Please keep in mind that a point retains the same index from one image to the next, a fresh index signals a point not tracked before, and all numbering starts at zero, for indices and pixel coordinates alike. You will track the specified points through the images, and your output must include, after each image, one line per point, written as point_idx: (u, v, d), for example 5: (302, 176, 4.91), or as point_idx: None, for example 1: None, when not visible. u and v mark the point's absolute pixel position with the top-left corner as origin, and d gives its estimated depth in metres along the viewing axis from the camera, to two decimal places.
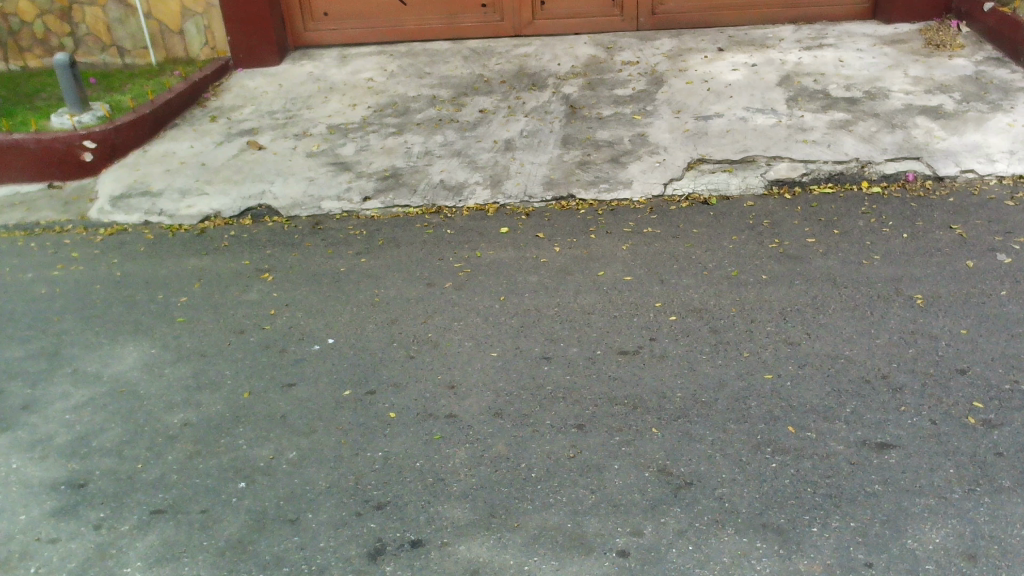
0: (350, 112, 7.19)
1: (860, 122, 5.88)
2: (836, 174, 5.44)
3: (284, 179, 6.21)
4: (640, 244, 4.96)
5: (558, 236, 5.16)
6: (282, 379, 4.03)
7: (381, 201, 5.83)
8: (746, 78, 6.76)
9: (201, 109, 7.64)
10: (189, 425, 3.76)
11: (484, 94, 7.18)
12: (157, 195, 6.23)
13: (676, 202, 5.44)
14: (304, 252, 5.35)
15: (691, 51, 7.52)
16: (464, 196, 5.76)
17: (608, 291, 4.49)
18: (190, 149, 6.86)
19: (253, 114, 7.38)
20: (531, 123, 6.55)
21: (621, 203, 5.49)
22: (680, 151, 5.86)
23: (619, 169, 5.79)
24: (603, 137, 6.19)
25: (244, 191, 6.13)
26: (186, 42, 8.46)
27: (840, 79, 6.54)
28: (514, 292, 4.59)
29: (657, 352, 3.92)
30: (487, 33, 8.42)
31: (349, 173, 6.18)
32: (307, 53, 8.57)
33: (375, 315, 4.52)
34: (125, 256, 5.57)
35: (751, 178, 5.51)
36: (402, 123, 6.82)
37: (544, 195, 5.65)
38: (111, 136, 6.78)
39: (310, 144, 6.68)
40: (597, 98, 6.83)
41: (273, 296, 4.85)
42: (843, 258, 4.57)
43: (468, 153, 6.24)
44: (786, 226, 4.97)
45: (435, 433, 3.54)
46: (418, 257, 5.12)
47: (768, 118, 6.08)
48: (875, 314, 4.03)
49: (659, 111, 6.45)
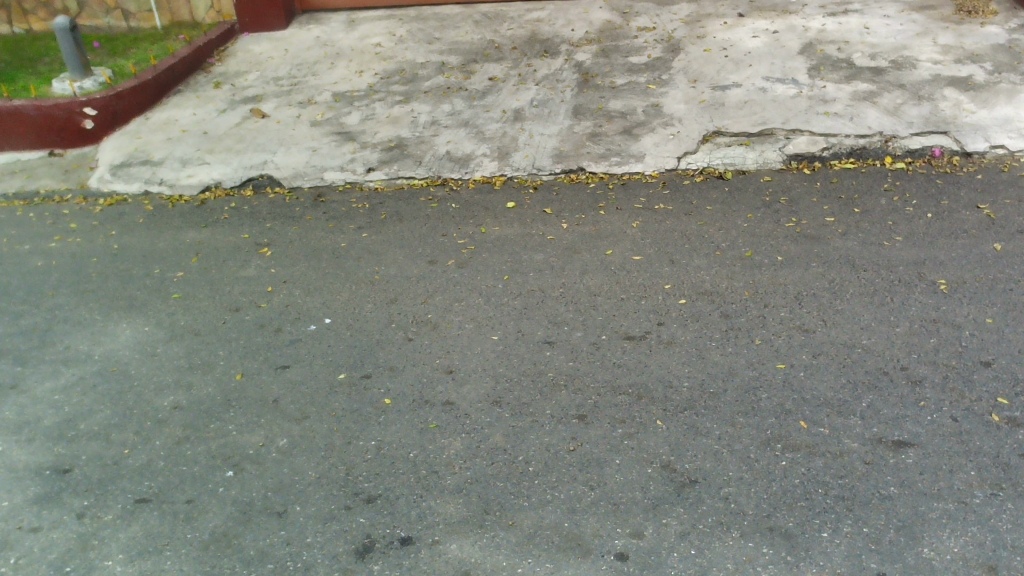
0: (356, 78, 6.99)
1: (885, 93, 5.62)
2: (857, 148, 5.20)
3: (287, 148, 6.04)
4: (651, 221, 4.77)
5: (566, 212, 4.98)
6: (276, 361, 3.90)
7: (385, 172, 5.66)
8: (767, 46, 6.48)
9: (205, 75, 7.46)
10: (179, 408, 3.65)
11: (495, 61, 6.95)
12: (158, 164, 6.09)
13: (690, 176, 5.23)
14: (304, 226, 5.21)
15: (710, 16, 7.24)
16: (470, 168, 5.58)
17: (615, 271, 4.32)
18: (193, 117, 6.70)
19: (258, 81, 7.20)
20: (542, 92, 6.32)
21: (633, 177, 5.29)
22: (695, 123, 5.64)
23: (631, 141, 5.58)
24: (616, 107, 5.96)
25: (245, 160, 5.97)
26: (191, 5, 8.33)
27: (865, 48, 6.26)
28: (518, 271, 4.43)
29: (664, 338, 3.76)
30: None
31: (353, 143, 6.00)
32: (314, 17, 8.35)
33: (374, 294, 4.38)
34: (123, 228, 5.45)
35: (769, 152, 5.28)
36: (409, 92, 6.61)
37: (552, 167, 5.46)
38: (113, 102, 6.63)
39: (314, 113, 6.50)
40: (611, 65, 6.59)
41: (271, 272, 4.71)
42: (863, 239, 4.36)
43: (476, 123, 6.03)
44: (804, 204, 4.76)
45: (431, 421, 3.41)
46: (421, 232, 4.96)
47: (789, 89, 5.83)
48: (895, 301, 3.83)
49: (674, 80, 6.21)
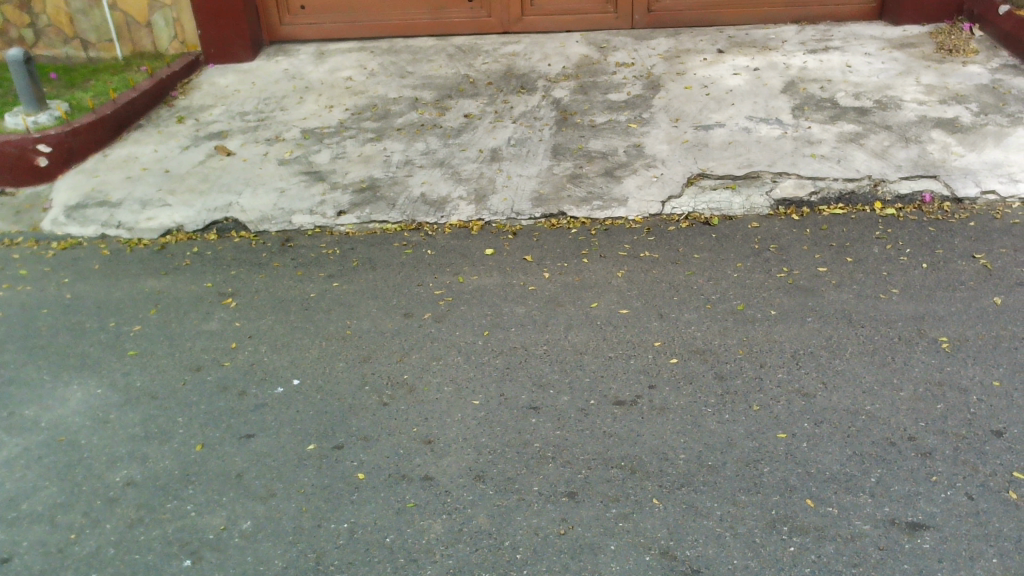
0: (326, 114, 6.75)
1: (872, 135, 5.50)
2: (846, 193, 5.06)
3: (253, 189, 5.77)
4: (636, 270, 4.58)
5: (548, 260, 4.76)
6: (240, 429, 3.62)
7: (357, 216, 5.41)
8: (749, 84, 6.36)
9: (168, 109, 7.16)
10: (133, 484, 3.35)
11: (470, 97, 6.75)
12: (115, 206, 5.78)
13: (675, 221, 5.04)
14: (271, 274, 4.94)
15: (689, 52, 7.11)
16: (446, 212, 5.35)
17: (601, 327, 4.10)
18: (154, 154, 6.40)
19: (223, 116, 6.93)
20: (520, 130, 6.13)
21: (616, 222, 5.09)
22: (679, 165, 5.46)
23: (613, 183, 5.38)
24: (596, 147, 5.78)
25: (209, 202, 5.69)
26: (154, 35, 8.02)
27: (848, 86, 6.14)
28: (498, 326, 4.19)
29: (656, 404, 3.53)
30: (475, 29, 8.01)
31: (323, 184, 5.74)
32: (283, 48, 8.10)
33: (346, 351, 4.11)
34: (77, 275, 5.13)
35: (755, 197, 5.12)
36: (381, 129, 6.38)
37: (532, 211, 5.24)
38: (68, 139, 6.30)
39: (282, 151, 6.23)
40: (589, 103, 6.42)
41: (235, 326, 4.43)
42: (858, 291, 4.19)
43: (452, 163, 5.81)
44: (795, 253, 4.59)
45: (409, 500, 3.14)
46: (396, 281, 4.71)
47: (773, 129, 5.69)
48: (897, 361, 3.65)
49: (656, 118, 6.04)
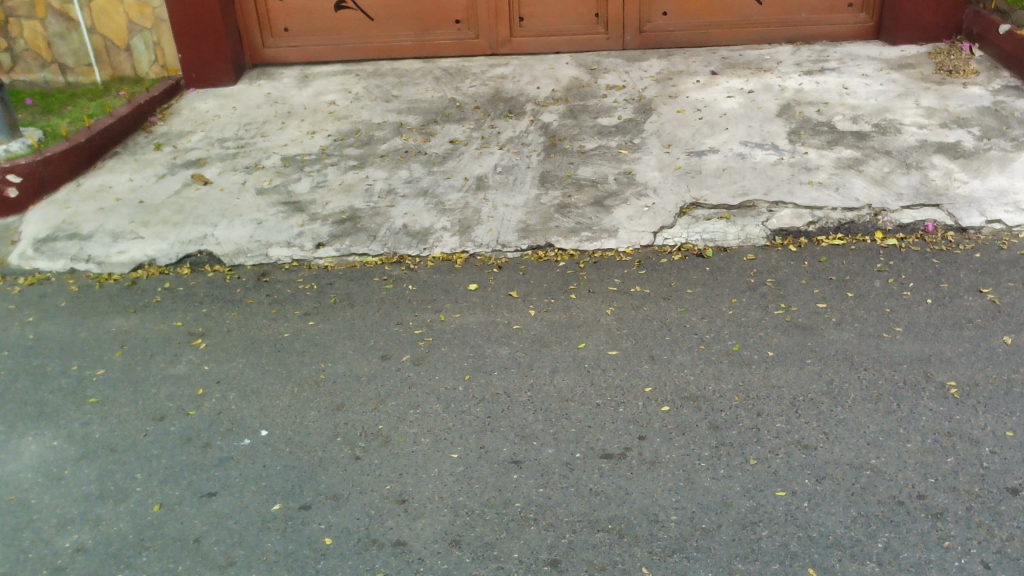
0: (308, 140, 6.54)
1: (871, 161, 5.29)
2: (845, 222, 4.85)
3: (229, 221, 5.55)
4: (626, 307, 4.36)
5: (534, 296, 4.54)
6: (202, 487, 3.38)
7: (336, 248, 5.19)
8: (743, 107, 6.16)
9: (145, 136, 6.96)
10: (83, 551, 3.12)
11: (456, 121, 6.55)
12: (86, 238, 5.55)
13: (668, 253, 4.83)
14: (244, 312, 4.71)
15: (682, 74, 6.92)
16: (429, 243, 5.13)
17: (589, 370, 3.87)
18: (129, 183, 6.18)
19: (202, 142, 6.72)
20: (506, 157, 5.92)
21: (605, 254, 4.88)
22: (671, 193, 5.25)
23: (603, 213, 5.17)
24: (586, 175, 5.56)
25: (183, 234, 5.47)
26: (133, 59, 7.83)
27: (846, 109, 5.95)
28: (480, 369, 3.96)
29: (646, 457, 3.30)
30: (462, 51, 7.83)
31: (301, 215, 5.53)
32: (266, 72, 7.91)
33: (318, 398, 3.88)
34: (42, 313, 4.91)
35: (750, 227, 4.90)
36: (364, 156, 6.18)
37: (518, 243, 5.03)
38: (39, 168, 6.09)
39: (261, 179, 6.02)
40: (579, 127, 6.22)
41: (204, 369, 4.20)
42: (860, 330, 3.97)
43: (436, 192, 5.59)
44: (792, 287, 4.37)
45: (378, 569, 2.91)
46: (374, 320, 4.49)
47: (769, 155, 5.48)
48: (903, 408, 3.42)
49: (647, 144, 5.84)
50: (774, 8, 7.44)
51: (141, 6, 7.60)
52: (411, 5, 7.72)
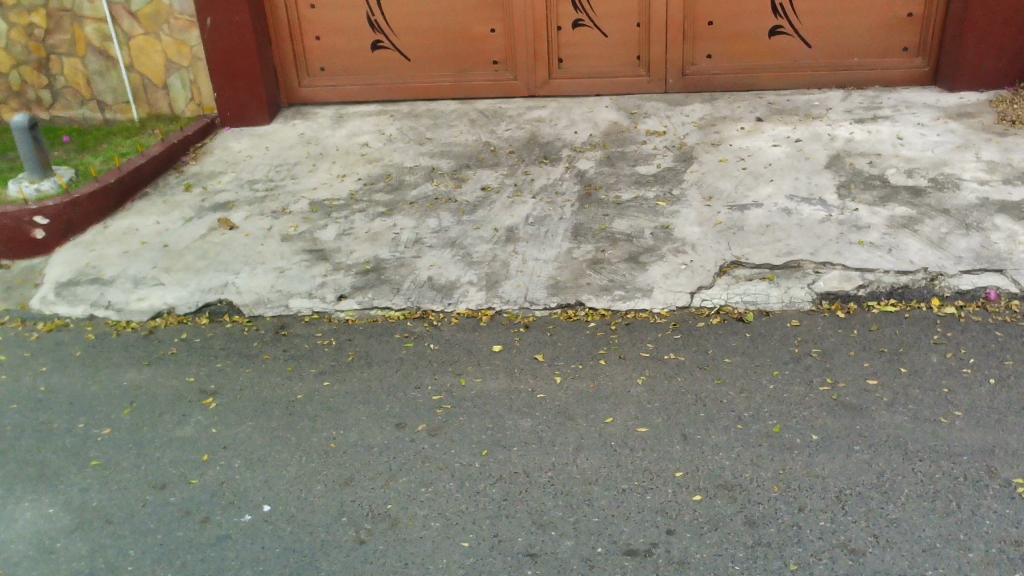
0: (337, 183, 6.40)
1: (927, 220, 4.95)
2: (899, 287, 4.52)
3: (251, 269, 5.40)
4: (659, 376, 4.08)
5: (561, 361, 4.28)
6: (195, 569, 3.17)
7: (359, 301, 5.00)
8: (790, 157, 5.86)
9: (177, 176, 6.88)
10: None
11: (490, 167, 6.35)
12: (107, 283, 5.45)
13: (705, 315, 4.54)
14: (259, 368, 4.53)
15: (726, 120, 6.65)
16: (454, 298, 4.91)
17: (616, 449, 3.59)
18: (155, 226, 6.09)
19: (232, 184, 6.63)
20: (539, 207, 5.69)
21: (639, 315, 4.61)
22: (711, 250, 4.96)
23: (638, 270, 4.90)
24: (621, 228, 5.30)
25: (204, 282, 5.33)
26: (170, 97, 7.81)
27: (900, 162, 5.62)
28: (499, 443, 3.70)
29: (674, 557, 3.00)
30: (499, 92, 7.66)
31: (325, 264, 5.35)
32: (301, 111, 7.82)
33: (326, 469, 3.66)
34: (56, 363, 4.78)
35: (795, 290, 4.59)
36: (393, 202, 6.00)
37: (547, 301, 4.78)
38: (67, 210, 6.01)
39: (287, 225, 5.87)
40: (616, 175, 5.97)
41: (211, 432, 4.01)
42: (915, 413, 3.62)
43: (464, 244, 5.38)
44: (839, 360, 4.05)
45: None
46: (392, 382, 4.26)
47: (816, 211, 5.17)
48: (964, 509, 3.08)
49: (687, 195, 5.57)
50: (823, 52, 7.15)
51: (178, 44, 7.58)
52: (449, 46, 7.59)
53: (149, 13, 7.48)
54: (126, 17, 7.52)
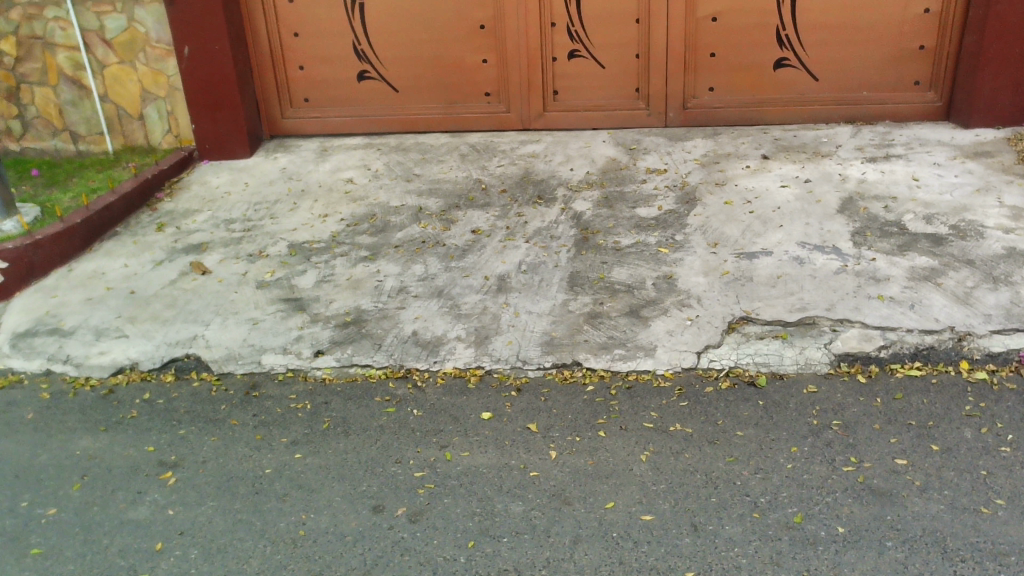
0: (319, 224, 6.03)
1: (951, 272, 4.59)
2: (923, 348, 4.16)
3: (223, 320, 5.02)
4: (665, 451, 3.69)
5: (556, 432, 3.90)
6: None
7: (338, 357, 4.62)
8: (799, 199, 5.51)
9: (149, 213, 6.50)
10: None
11: (480, 207, 5.99)
12: (67, 334, 5.04)
13: (714, 378, 4.16)
14: (225, 436, 4.13)
15: (730, 157, 6.31)
16: (440, 356, 4.53)
17: (618, 542, 3.20)
18: (123, 269, 5.70)
19: (207, 223, 6.25)
20: (533, 253, 5.32)
21: (640, 377, 4.23)
22: (718, 303, 4.60)
23: (639, 326, 4.52)
24: (621, 278, 4.94)
25: (171, 334, 4.94)
26: (146, 128, 7.44)
27: (917, 206, 5.27)
28: (487, 533, 3.31)
29: None
30: (492, 125, 7.32)
31: (302, 315, 4.97)
32: (283, 143, 7.47)
33: (293, 563, 3.25)
34: (5, 427, 4.37)
35: (811, 350, 4.23)
36: (377, 245, 5.63)
37: (541, 360, 4.40)
38: (28, 253, 5.61)
39: (263, 270, 5.49)
40: (614, 218, 5.61)
41: (167, 514, 3.60)
42: (951, 501, 3.25)
43: (451, 294, 5.00)
44: (863, 434, 3.68)
45: None
46: (370, 455, 3.87)
47: (830, 260, 4.82)
48: None
49: (690, 241, 5.21)
50: (831, 85, 6.84)
51: (155, 74, 7.23)
52: (439, 76, 7.25)
53: (124, 40, 7.13)
54: (100, 45, 7.17)
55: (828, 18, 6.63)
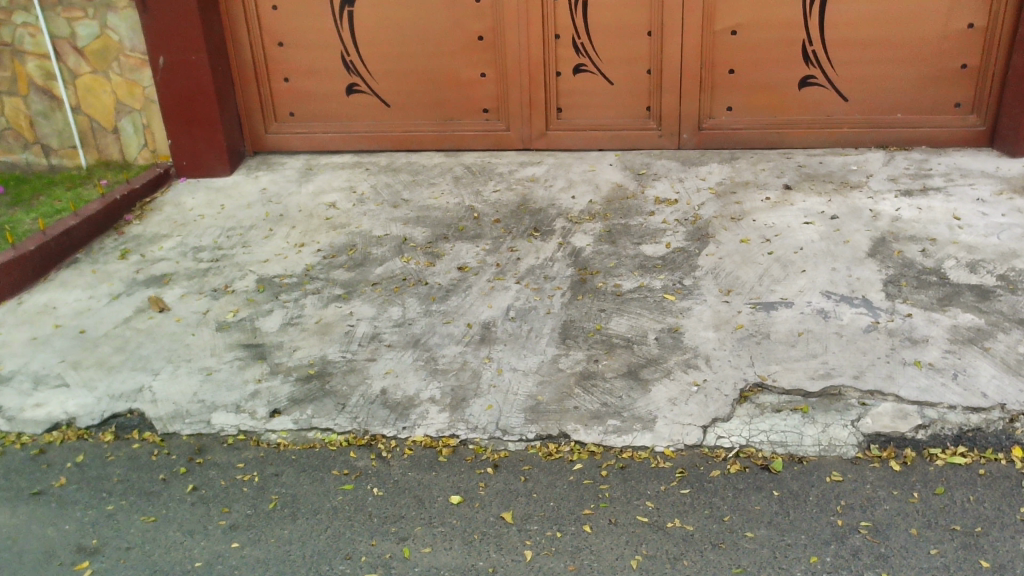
0: (293, 255, 5.50)
1: (1001, 334, 3.98)
2: (968, 430, 3.54)
3: (174, 369, 4.50)
4: (660, 556, 3.11)
5: (534, 524, 3.33)
6: None
7: (295, 419, 4.08)
8: (824, 239, 4.91)
9: (115, 238, 6.00)
10: None
11: (470, 239, 5.44)
12: (2, 381, 4.53)
13: (722, 460, 3.57)
14: (158, 515, 3.60)
15: (748, 186, 5.71)
16: (410, 420, 3.98)
17: None
18: (76, 304, 5.19)
19: (174, 252, 5.74)
20: (523, 296, 4.77)
21: (636, 455, 3.64)
22: (729, 366, 4.01)
23: (638, 392, 3.95)
24: (619, 330, 4.37)
25: (116, 385, 4.42)
26: (121, 142, 6.96)
27: (960, 250, 4.66)
28: None
29: None
30: (490, 144, 6.77)
31: (261, 366, 4.44)
32: (267, 161, 6.95)
33: None
34: None
35: (835, 428, 3.62)
36: (352, 282, 5.09)
37: (524, 429, 3.84)
38: None
39: (226, 309, 4.98)
40: (616, 256, 5.04)
41: None
42: None
43: (429, 344, 4.45)
44: (898, 541, 3.08)
45: None
46: (316, 547, 3.32)
47: (859, 315, 4.22)
48: None
49: (701, 287, 4.63)
50: (861, 106, 6.22)
51: (129, 85, 6.74)
52: (433, 91, 6.71)
53: (97, 49, 6.64)
54: (71, 53, 6.67)
55: (860, 33, 6.01)
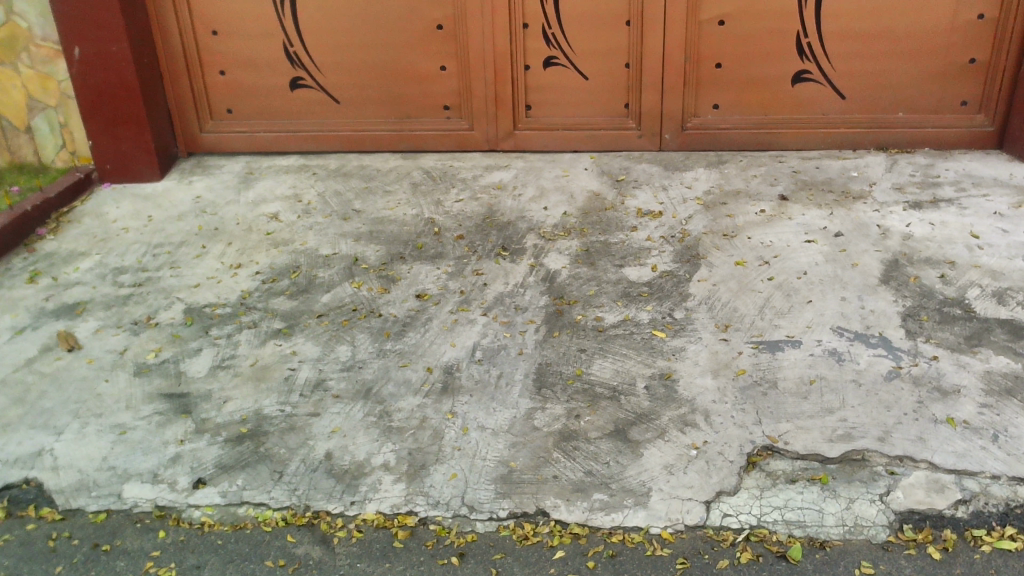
0: (227, 279, 4.81)
1: None
2: (1016, 506, 3.01)
3: (82, 427, 3.82)
4: None
5: None
6: None
7: (222, 491, 3.42)
8: (829, 261, 4.36)
9: (24, 256, 5.25)
10: None
11: (430, 260, 4.80)
12: None
13: (729, 544, 2.98)
14: None
15: (740, 196, 5.13)
16: (360, 493, 3.35)
17: None
18: None
19: (91, 274, 5.02)
20: (491, 332, 4.15)
21: (629, 539, 3.05)
22: (733, 423, 3.45)
23: (629, 457, 3.36)
24: (603, 376, 3.78)
25: (9, 448, 3.72)
26: (36, 142, 6.16)
27: (982, 276, 4.14)
28: None
29: None
30: (452, 145, 6.12)
31: (184, 423, 3.78)
32: (202, 164, 6.22)
33: None
34: None
35: (861, 504, 3.07)
36: (294, 314, 4.44)
37: (494, 506, 3.23)
38: None
39: (146, 347, 4.30)
40: (597, 281, 4.45)
41: None
42: None
43: (382, 394, 3.83)
44: None
45: None
46: None
47: (878, 360, 3.67)
48: None
49: (694, 321, 4.05)
50: (860, 105, 5.67)
51: (43, 78, 5.95)
52: (388, 86, 6.03)
53: (4, 37, 5.85)
54: None
55: (860, 24, 5.44)
